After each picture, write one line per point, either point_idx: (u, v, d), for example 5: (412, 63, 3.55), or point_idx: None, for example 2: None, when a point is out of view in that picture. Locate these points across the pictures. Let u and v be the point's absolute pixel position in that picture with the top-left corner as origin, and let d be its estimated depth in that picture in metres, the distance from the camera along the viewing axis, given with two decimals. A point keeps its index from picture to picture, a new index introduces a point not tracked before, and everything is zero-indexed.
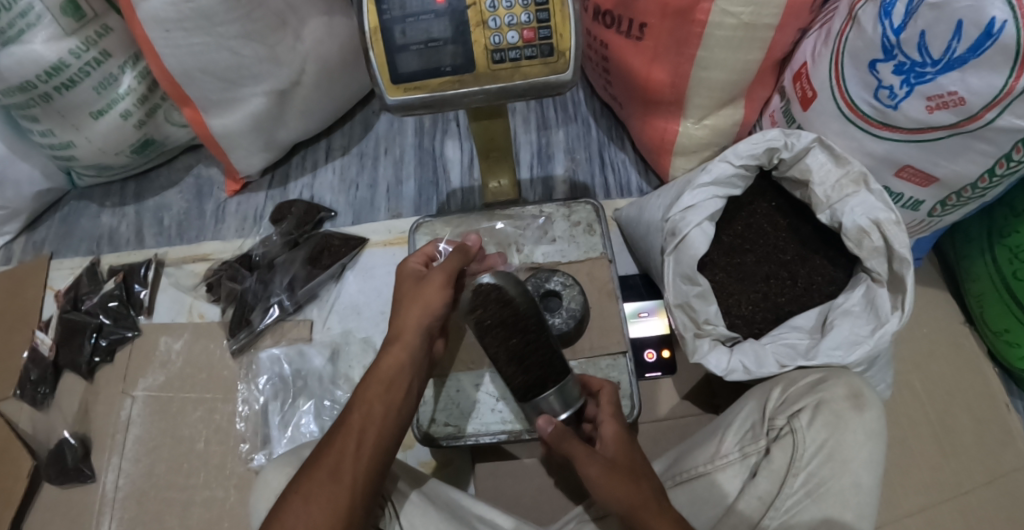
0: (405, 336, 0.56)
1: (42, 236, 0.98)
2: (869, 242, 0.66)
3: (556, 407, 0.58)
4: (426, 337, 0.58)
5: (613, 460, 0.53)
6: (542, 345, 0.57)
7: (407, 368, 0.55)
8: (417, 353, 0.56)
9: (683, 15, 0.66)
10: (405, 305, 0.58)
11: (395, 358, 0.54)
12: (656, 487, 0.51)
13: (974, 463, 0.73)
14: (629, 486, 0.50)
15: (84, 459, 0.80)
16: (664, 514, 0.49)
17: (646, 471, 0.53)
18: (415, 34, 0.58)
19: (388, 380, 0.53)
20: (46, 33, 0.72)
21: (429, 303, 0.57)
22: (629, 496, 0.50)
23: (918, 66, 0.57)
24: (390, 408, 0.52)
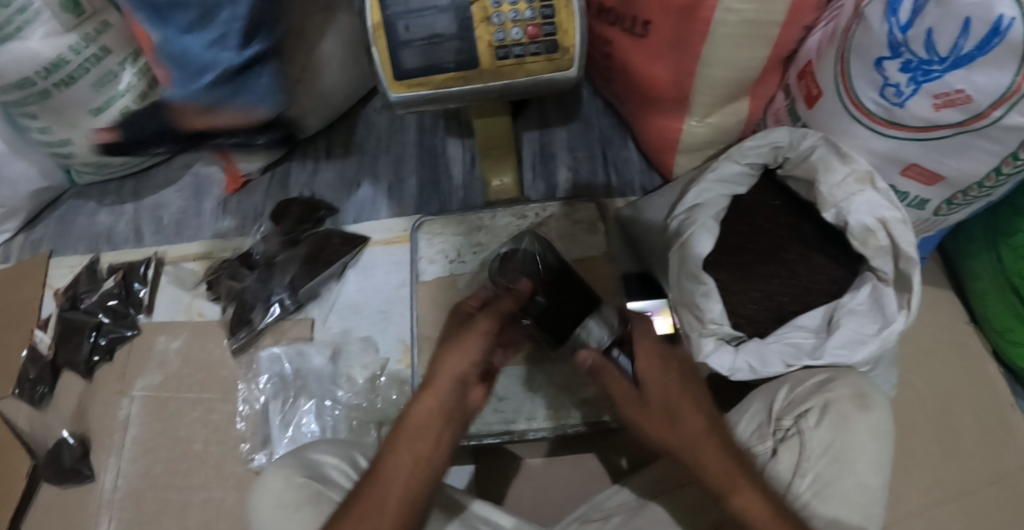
0: (438, 385, 0.48)
1: (40, 235, 0.98)
2: (875, 241, 0.66)
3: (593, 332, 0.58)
4: (464, 389, 0.49)
5: (646, 396, 0.50)
6: (575, 288, 0.62)
7: (439, 417, 0.48)
8: (454, 402, 0.48)
9: (687, 13, 0.65)
10: (444, 349, 0.50)
11: (424, 407, 0.47)
12: (695, 423, 0.49)
13: (979, 463, 0.73)
14: (674, 424, 0.49)
15: (82, 459, 0.80)
16: (714, 450, 0.49)
17: (681, 400, 0.50)
18: (417, 30, 0.57)
19: (419, 432, 0.47)
20: (44, 29, 0.71)
21: (470, 348, 0.49)
22: (672, 435, 0.49)
23: (925, 64, 0.57)
24: (422, 463, 0.47)
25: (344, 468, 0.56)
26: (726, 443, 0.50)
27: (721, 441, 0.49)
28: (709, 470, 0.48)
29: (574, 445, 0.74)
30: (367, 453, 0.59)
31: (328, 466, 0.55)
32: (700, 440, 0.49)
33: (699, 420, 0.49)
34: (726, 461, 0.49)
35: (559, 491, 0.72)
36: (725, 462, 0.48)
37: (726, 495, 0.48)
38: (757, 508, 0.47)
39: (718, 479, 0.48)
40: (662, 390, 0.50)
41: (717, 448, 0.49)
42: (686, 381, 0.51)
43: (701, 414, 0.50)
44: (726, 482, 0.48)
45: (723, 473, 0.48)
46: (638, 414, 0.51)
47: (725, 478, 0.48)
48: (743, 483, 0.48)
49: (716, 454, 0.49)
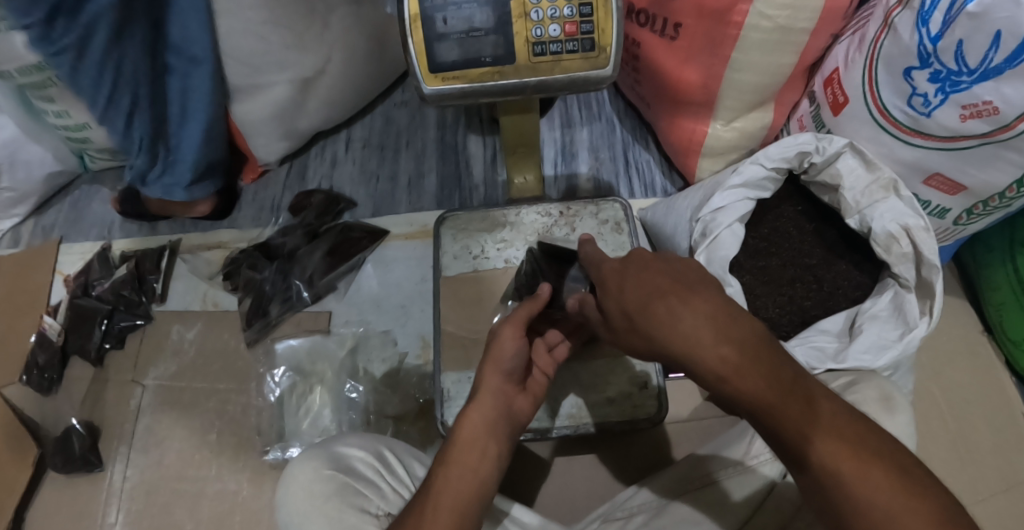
0: (481, 399, 0.50)
1: (51, 220, 0.96)
2: (898, 248, 0.67)
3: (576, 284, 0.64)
4: (505, 401, 0.50)
5: (621, 319, 0.44)
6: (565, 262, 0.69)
7: (485, 428, 0.48)
8: (501, 410, 0.49)
9: (719, 16, 0.66)
10: (482, 368, 0.52)
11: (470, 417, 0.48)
12: (658, 313, 0.39)
13: (992, 471, 0.73)
14: (655, 319, 0.40)
15: (92, 449, 0.78)
16: (706, 334, 0.37)
17: (646, 292, 0.42)
18: (456, 24, 0.57)
19: (467, 443, 0.46)
20: None
21: (503, 358, 0.51)
22: (656, 331, 0.40)
23: (954, 74, 0.58)
24: (474, 475, 0.45)
25: (371, 462, 0.55)
26: (738, 331, 0.38)
27: (696, 322, 0.38)
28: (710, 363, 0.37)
29: (596, 445, 0.74)
30: (393, 447, 0.59)
31: (355, 459, 0.55)
32: (670, 331, 0.39)
33: (666, 307, 0.40)
34: (711, 347, 0.37)
35: (578, 491, 0.72)
36: (709, 343, 0.37)
37: (727, 389, 0.37)
38: (780, 399, 0.36)
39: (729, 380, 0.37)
40: (626, 301, 0.43)
41: (703, 322, 0.38)
42: (660, 272, 0.43)
43: (667, 299, 0.40)
44: (717, 370, 0.37)
45: (708, 357, 0.37)
46: (632, 334, 0.43)
47: (715, 364, 0.37)
48: (742, 365, 0.36)
49: (693, 343, 0.37)
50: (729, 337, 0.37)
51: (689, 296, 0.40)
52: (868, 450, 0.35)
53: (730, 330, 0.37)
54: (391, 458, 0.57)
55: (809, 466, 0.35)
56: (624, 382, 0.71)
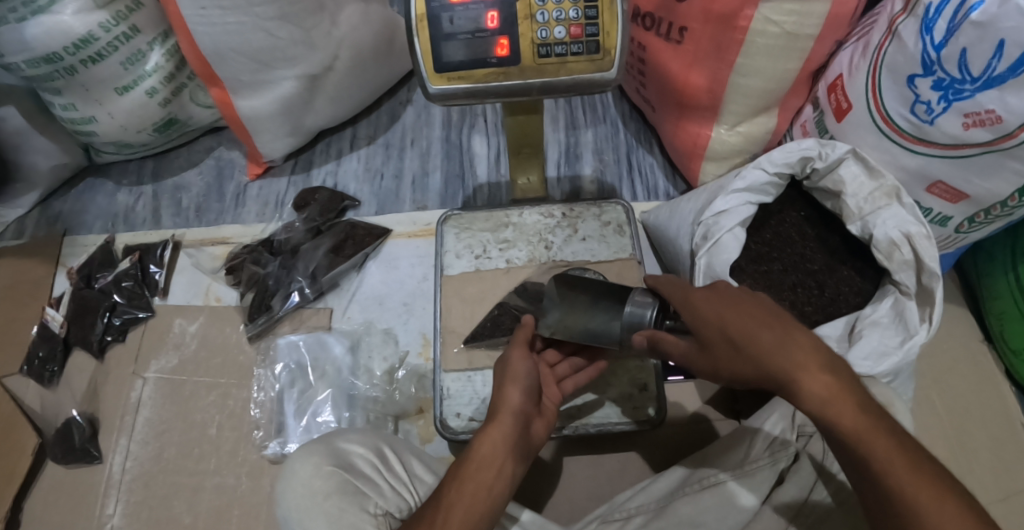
0: (501, 418, 0.50)
1: (56, 212, 0.97)
2: (900, 255, 0.66)
3: (642, 305, 0.54)
4: (523, 420, 0.51)
5: (707, 343, 0.47)
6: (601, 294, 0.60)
7: (505, 445, 0.48)
8: (517, 431, 0.49)
9: (726, 21, 0.67)
10: (498, 388, 0.53)
11: (486, 436, 0.48)
12: (768, 336, 0.43)
13: (990, 480, 0.73)
14: (756, 341, 0.44)
15: (92, 439, 0.79)
16: (812, 360, 0.43)
17: (749, 317, 0.45)
18: (463, 24, 0.57)
19: (486, 458, 0.46)
20: (75, 4, 0.74)
21: (519, 376, 0.53)
22: (759, 352, 0.43)
23: (957, 83, 0.59)
24: (491, 490, 0.45)
25: (371, 459, 0.55)
26: (834, 363, 0.43)
27: (804, 352, 0.43)
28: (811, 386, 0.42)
29: (594, 446, 0.74)
30: (393, 444, 0.58)
31: (355, 455, 0.55)
32: (777, 357, 0.43)
33: (773, 335, 0.44)
34: (815, 379, 0.42)
35: (575, 492, 0.72)
36: (813, 373, 0.42)
37: (826, 409, 0.42)
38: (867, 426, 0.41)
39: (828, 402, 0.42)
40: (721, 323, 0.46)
41: (809, 350, 0.43)
42: (756, 304, 0.47)
43: (777, 326, 0.44)
44: (819, 393, 0.42)
45: (814, 379, 0.42)
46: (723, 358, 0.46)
47: (818, 389, 0.42)
48: (842, 394, 0.42)
49: (801, 371, 0.42)
50: (830, 368, 0.43)
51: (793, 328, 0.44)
52: (942, 484, 0.39)
53: (828, 362, 0.43)
54: (390, 456, 0.57)
55: (882, 487, 0.40)
56: (625, 383, 0.70)
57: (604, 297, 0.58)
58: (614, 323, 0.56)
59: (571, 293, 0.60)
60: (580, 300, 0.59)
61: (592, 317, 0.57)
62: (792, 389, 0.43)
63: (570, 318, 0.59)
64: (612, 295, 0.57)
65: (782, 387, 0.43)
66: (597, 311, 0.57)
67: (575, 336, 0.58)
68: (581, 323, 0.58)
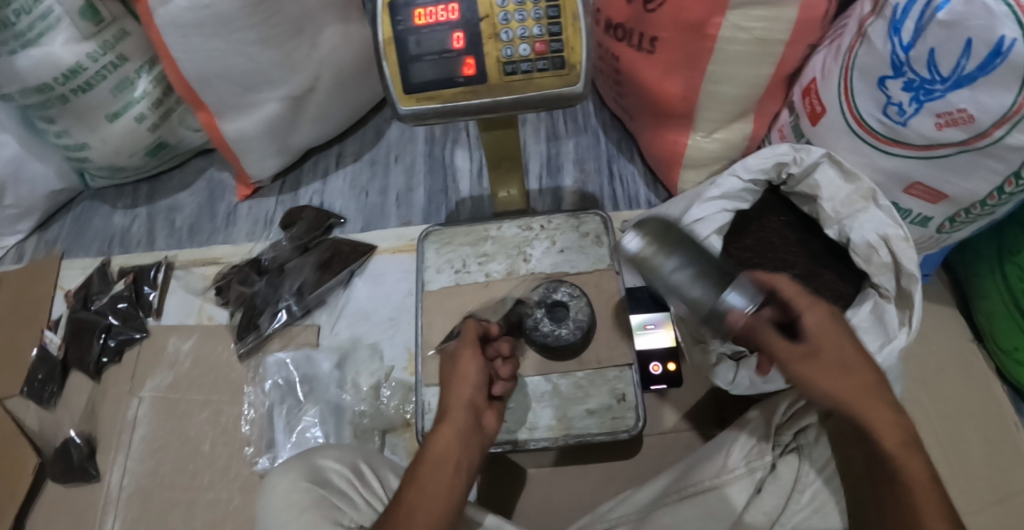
0: (453, 414, 0.51)
1: (54, 235, 1.00)
2: (878, 258, 0.66)
3: (742, 301, 0.50)
4: (476, 414, 0.52)
5: (813, 348, 0.48)
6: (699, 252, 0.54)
7: (459, 444, 0.49)
8: (471, 425, 0.51)
9: (696, 29, 0.67)
10: (448, 385, 0.53)
11: (443, 434, 0.49)
12: (869, 375, 0.47)
13: (984, 483, 0.72)
14: (853, 374, 0.47)
15: (90, 459, 0.80)
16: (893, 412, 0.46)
17: (863, 358, 0.48)
18: (429, 45, 0.58)
19: (440, 458, 0.47)
20: (64, 35, 0.76)
21: (470, 375, 0.53)
22: (856, 384, 0.47)
23: (928, 83, 0.58)
24: (448, 489, 0.46)
25: (347, 474, 0.57)
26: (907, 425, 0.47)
27: (893, 407, 0.47)
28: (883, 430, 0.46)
29: (578, 457, 0.74)
30: (370, 460, 0.60)
31: (331, 471, 0.56)
32: (872, 399, 0.47)
33: (870, 376, 0.47)
34: (895, 431, 0.46)
35: (562, 503, 0.72)
36: (893, 424, 0.46)
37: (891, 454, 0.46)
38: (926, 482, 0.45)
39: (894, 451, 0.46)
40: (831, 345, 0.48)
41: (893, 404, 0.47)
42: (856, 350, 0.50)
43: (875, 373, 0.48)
44: (890, 437, 0.46)
45: (890, 427, 0.46)
46: (817, 368, 0.48)
47: (888, 435, 0.46)
48: (910, 451, 0.46)
49: (885, 417, 0.46)
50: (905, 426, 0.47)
51: (890, 388, 0.48)
52: None
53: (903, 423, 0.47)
54: (367, 471, 0.58)
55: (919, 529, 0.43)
56: (603, 394, 0.69)
57: (698, 256, 0.54)
58: (694, 287, 0.52)
59: (665, 229, 0.56)
60: (671, 241, 0.55)
61: (672, 259, 0.53)
62: (872, 428, 0.46)
63: (652, 244, 0.54)
64: (713, 276, 0.52)
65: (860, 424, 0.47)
66: (686, 264, 0.53)
67: (642, 268, 0.55)
68: (662, 258, 0.53)
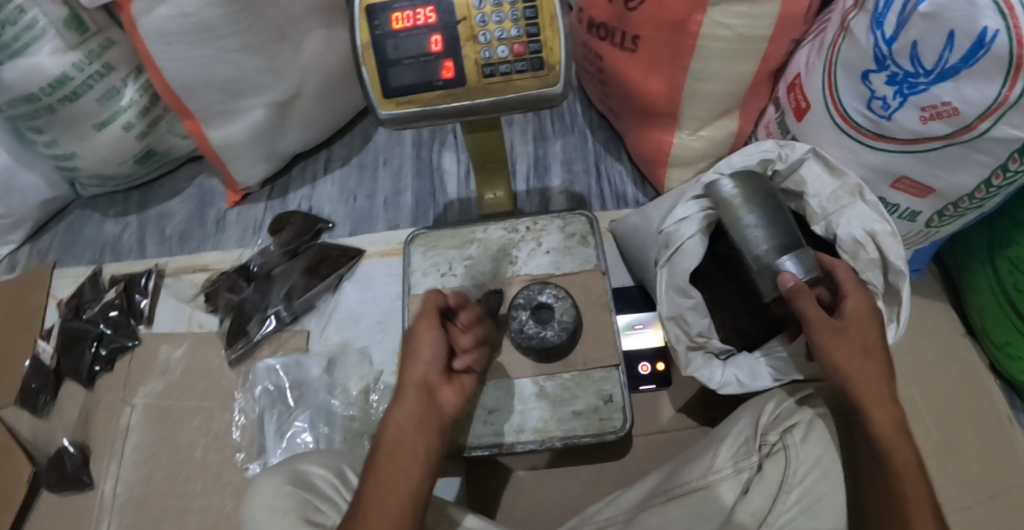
0: (407, 394, 0.54)
1: (47, 244, 1.00)
2: (866, 254, 0.65)
3: (796, 269, 0.61)
4: (430, 389, 0.55)
5: (844, 326, 0.56)
6: (781, 219, 0.64)
7: (412, 426, 0.52)
8: (425, 403, 0.54)
9: (677, 27, 0.66)
10: (404, 364, 0.56)
11: (396, 417, 0.52)
12: (875, 366, 0.55)
13: (977, 477, 0.72)
14: (865, 364, 0.54)
15: (84, 466, 0.80)
16: (888, 403, 0.54)
17: (879, 351, 0.56)
18: (407, 49, 0.58)
19: (394, 443, 0.51)
20: (50, 45, 0.76)
21: (422, 353, 0.55)
22: (863, 372, 0.54)
23: (911, 77, 0.57)
24: (407, 468, 0.50)
25: (331, 479, 0.57)
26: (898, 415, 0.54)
27: (891, 397, 0.54)
28: (877, 416, 0.53)
29: (566, 458, 0.74)
30: (355, 465, 0.60)
31: (315, 476, 0.56)
32: (877, 388, 0.54)
33: (876, 368, 0.55)
34: (889, 418, 0.53)
35: (552, 504, 0.72)
36: (889, 410, 0.54)
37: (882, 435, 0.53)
38: (909, 464, 0.52)
39: (885, 437, 0.53)
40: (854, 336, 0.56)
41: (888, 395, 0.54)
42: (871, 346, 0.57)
43: (883, 367, 0.55)
44: (884, 422, 0.53)
45: (884, 413, 0.53)
46: (838, 344, 0.55)
47: (883, 419, 0.53)
48: (902, 437, 0.53)
49: (883, 405, 0.54)
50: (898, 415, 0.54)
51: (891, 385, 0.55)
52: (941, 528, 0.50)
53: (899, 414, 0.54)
54: (352, 476, 0.58)
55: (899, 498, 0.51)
56: (590, 396, 0.69)
57: (778, 219, 0.64)
58: (766, 244, 0.63)
59: (764, 189, 0.66)
60: (761, 201, 0.65)
61: (754, 215, 0.64)
62: (871, 414, 0.53)
63: (740, 196, 0.65)
64: (787, 242, 0.63)
65: (862, 408, 0.54)
66: (765, 224, 0.64)
67: (724, 216, 0.66)
68: (746, 212, 0.65)
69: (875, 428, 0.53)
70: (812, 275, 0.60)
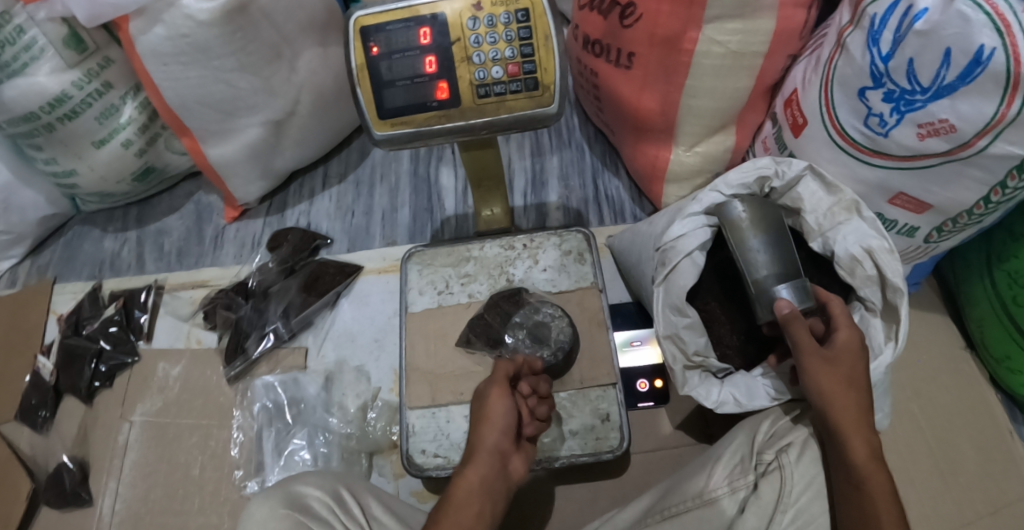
0: (478, 459, 0.53)
1: (46, 260, 1.01)
2: (863, 270, 0.65)
3: (791, 298, 0.60)
4: (501, 459, 0.54)
5: (834, 356, 0.56)
6: (784, 247, 0.64)
7: (482, 490, 0.52)
8: (495, 474, 0.53)
9: (672, 44, 0.66)
10: (476, 426, 0.55)
11: (466, 482, 0.52)
12: (857, 395, 0.55)
13: (977, 492, 0.71)
14: (849, 394, 0.55)
15: (82, 483, 0.80)
16: (867, 432, 0.54)
17: (863, 382, 0.56)
18: (401, 70, 0.58)
19: (462, 504, 0.51)
20: (49, 65, 0.76)
21: (496, 419, 0.54)
22: (844, 399, 0.54)
23: (908, 94, 0.57)
24: None
25: (327, 501, 0.56)
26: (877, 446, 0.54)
27: (868, 425, 0.54)
28: (856, 444, 0.53)
29: (563, 476, 0.74)
30: (351, 485, 0.60)
31: (311, 498, 0.56)
32: (854, 416, 0.54)
33: (858, 398, 0.55)
34: (864, 447, 0.53)
35: (549, 523, 0.72)
36: (865, 438, 0.53)
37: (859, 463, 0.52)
38: (884, 494, 0.52)
39: (861, 464, 0.52)
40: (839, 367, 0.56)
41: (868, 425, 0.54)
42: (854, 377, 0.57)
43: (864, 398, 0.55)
44: (860, 449, 0.53)
45: (862, 441, 0.53)
46: (828, 373, 0.55)
47: (859, 447, 0.53)
48: (877, 465, 0.53)
49: (860, 432, 0.53)
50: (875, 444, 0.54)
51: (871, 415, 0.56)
52: None
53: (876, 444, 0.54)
54: (348, 497, 0.58)
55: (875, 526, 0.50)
56: (586, 414, 0.69)
57: (783, 247, 0.64)
58: (766, 269, 0.63)
59: (773, 214, 0.65)
60: (770, 226, 0.64)
61: (759, 240, 0.64)
62: (848, 440, 0.53)
63: (749, 220, 0.65)
64: (789, 269, 0.63)
65: (838, 435, 0.54)
66: (770, 250, 0.63)
67: (730, 234, 0.66)
68: (751, 234, 0.64)
69: (849, 454, 0.53)
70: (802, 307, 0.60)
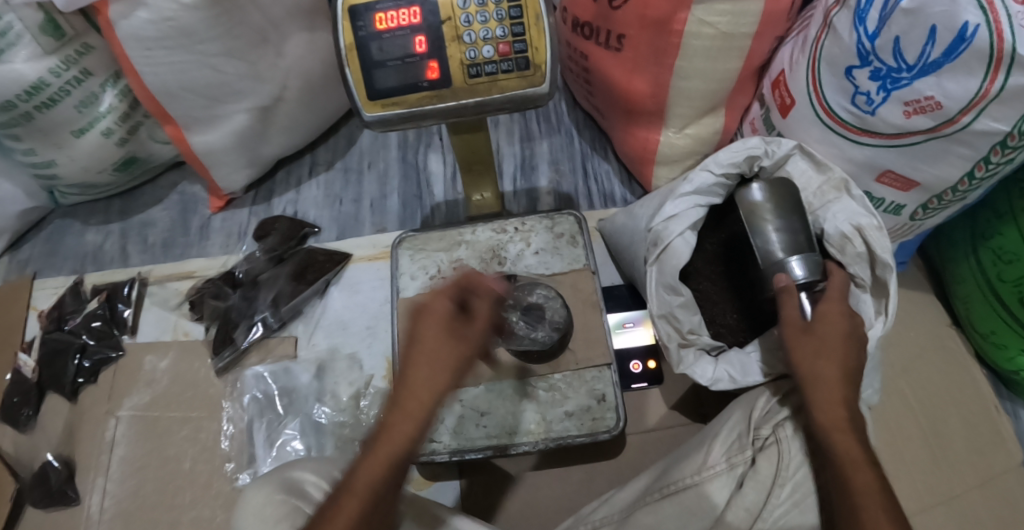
0: (410, 405, 0.47)
1: (27, 255, 0.98)
2: (853, 248, 0.65)
3: (802, 269, 0.62)
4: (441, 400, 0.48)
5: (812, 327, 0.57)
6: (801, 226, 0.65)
7: (410, 441, 0.47)
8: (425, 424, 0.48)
9: (661, 25, 0.67)
10: (427, 361, 0.47)
11: (400, 436, 0.46)
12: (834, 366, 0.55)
13: (965, 465, 0.73)
14: (824, 362, 0.55)
15: (69, 482, 0.78)
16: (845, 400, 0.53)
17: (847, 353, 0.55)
18: (392, 51, 0.58)
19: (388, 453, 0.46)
20: (26, 51, 0.73)
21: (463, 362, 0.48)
22: (818, 368, 0.55)
23: (894, 72, 0.58)
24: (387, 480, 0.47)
25: (323, 486, 0.56)
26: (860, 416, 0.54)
27: (849, 393, 0.54)
28: (829, 411, 0.53)
29: (561, 460, 0.74)
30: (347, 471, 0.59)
31: (308, 483, 0.56)
32: (831, 384, 0.54)
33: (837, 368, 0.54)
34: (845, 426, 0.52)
35: (546, 506, 0.72)
36: (843, 407, 0.53)
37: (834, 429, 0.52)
38: (863, 458, 0.51)
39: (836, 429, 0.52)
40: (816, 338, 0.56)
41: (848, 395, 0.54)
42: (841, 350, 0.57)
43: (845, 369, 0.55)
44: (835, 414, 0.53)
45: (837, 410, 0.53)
46: (801, 341, 0.56)
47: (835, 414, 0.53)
48: (856, 433, 0.52)
49: (836, 399, 0.53)
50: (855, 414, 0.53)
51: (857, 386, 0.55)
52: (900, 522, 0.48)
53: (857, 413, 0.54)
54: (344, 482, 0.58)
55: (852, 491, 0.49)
56: (582, 395, 0.69)
57: (800, 228, 0.65)
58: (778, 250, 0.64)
59: (792, 195, 0.66)
60: (786, 210, 0.65)
61: (775, 224, 0.65)
62: (825, 408, 0.53)
63: (767, 203, 0.66)
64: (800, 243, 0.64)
65: (812, 403, 0.54)
66: (785, 232, 0.65)
67: (746, 219, 0.67)
68: (766, 218, 0.65)
69: (825, 421, 0.53)
70: (814, 283, 0.62)
